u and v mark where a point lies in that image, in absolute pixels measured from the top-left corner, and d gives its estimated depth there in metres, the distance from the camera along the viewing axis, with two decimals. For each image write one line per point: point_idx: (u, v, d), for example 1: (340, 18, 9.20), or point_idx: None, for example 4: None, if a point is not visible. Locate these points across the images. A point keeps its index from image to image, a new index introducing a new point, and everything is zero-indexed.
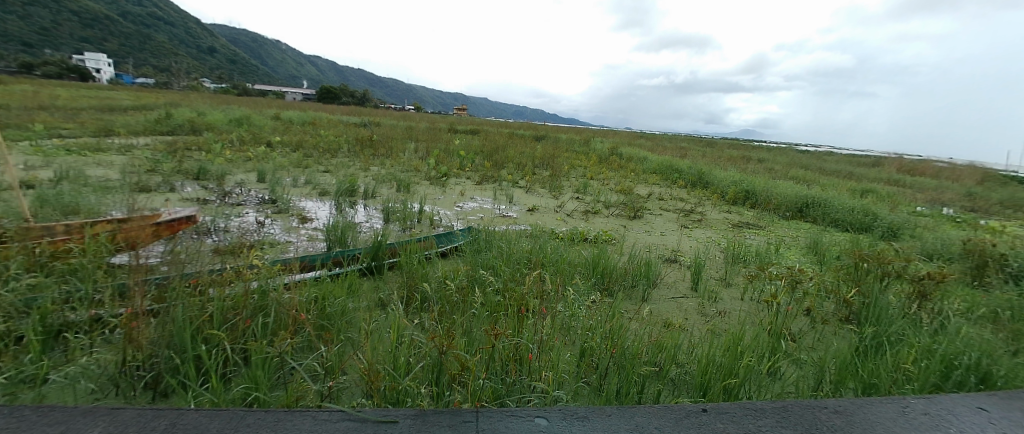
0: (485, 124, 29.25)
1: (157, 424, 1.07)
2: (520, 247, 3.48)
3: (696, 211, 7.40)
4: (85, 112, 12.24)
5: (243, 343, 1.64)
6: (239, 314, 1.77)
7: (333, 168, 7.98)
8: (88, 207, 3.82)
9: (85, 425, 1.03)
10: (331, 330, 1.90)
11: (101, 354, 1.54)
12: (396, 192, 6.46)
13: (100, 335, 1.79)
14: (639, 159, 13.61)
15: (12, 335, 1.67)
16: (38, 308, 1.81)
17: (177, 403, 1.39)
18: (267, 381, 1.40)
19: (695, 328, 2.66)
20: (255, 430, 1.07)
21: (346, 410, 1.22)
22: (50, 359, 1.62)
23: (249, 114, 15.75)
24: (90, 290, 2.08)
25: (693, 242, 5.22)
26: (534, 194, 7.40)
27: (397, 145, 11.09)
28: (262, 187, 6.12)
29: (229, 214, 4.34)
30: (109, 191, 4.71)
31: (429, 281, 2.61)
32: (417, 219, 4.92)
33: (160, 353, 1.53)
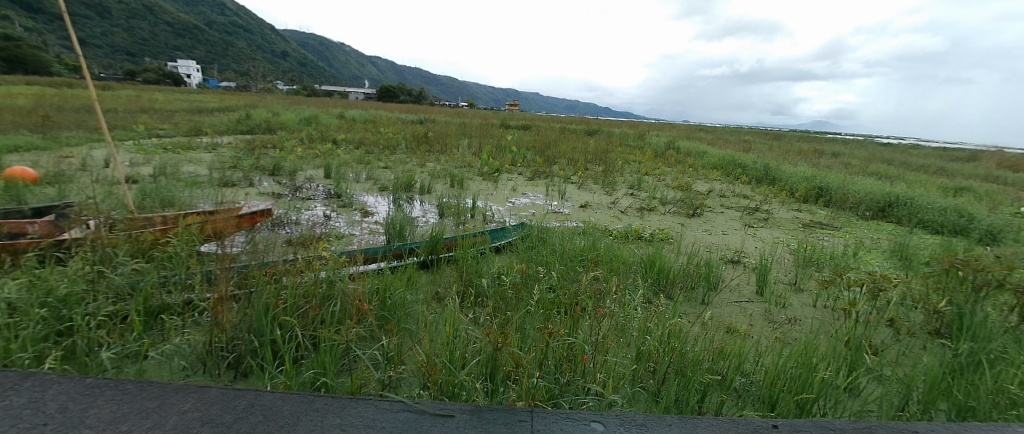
0: (534, 120, 29.17)
1: (238, 403, 1.14)
2: (573, 244, 3.39)
3: (762, 209, 6.82)
4: (179, 114, 13.81)
5: (313, 331, 1.73)
6: (308, 302, 1.87)
7: (392, 164, 8.36)
8: (181, 201, 4.29)
9: (177, 401, 1.13)
10: (390, 321, 1.95)
11: (190, 335, 1.69)
12: (450, 187, 6.62)
13: (190, 318, 1.98)
14: (699, 153, 12.86)
15: (118, 314, 1.88)
16: (141, 291, 2.03)
17: (257, 383, 1.50)
18: (334, 364, 1.47)
19: (762, 336, 2.43)
20: (323, 415, 1.12)
21: (405, 400, 1.23)
22: (149, 336, 1.81)
23: (317, 113, 16.96)
24: (184, 276, 2.31)
25: (760, 243, 4.80)
26: (587, 191, 7.22)
27: (451, 141, 11.36)
28: (329, 182, 6.54)
29: (300, 208, 4.69)
30: (199, 186, 5.26)
31: (483, 277, 2.62)
32: (470, 214, 4.99)
33: (241, 336, 1.66)
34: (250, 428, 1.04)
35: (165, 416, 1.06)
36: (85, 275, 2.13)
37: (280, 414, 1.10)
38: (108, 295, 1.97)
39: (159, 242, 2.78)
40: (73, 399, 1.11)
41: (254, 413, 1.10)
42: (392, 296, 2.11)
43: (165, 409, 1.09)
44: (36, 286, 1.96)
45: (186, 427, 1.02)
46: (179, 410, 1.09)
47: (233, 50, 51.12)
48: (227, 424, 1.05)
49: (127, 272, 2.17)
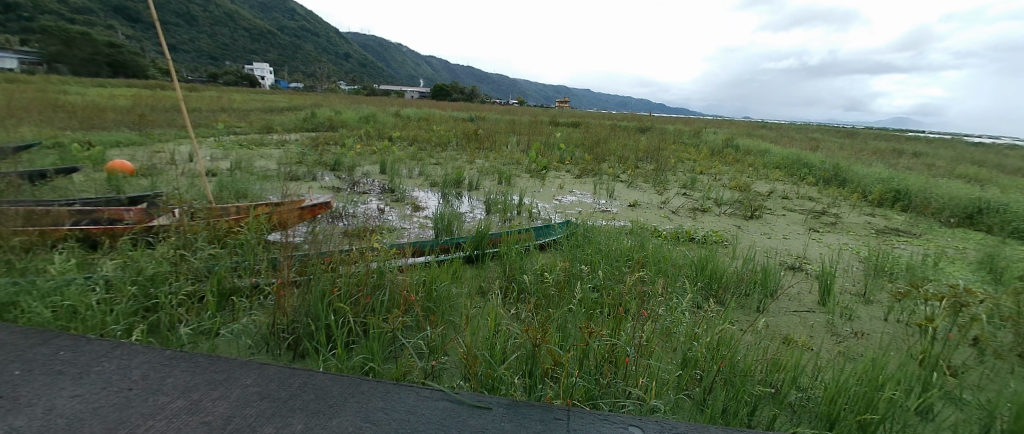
0: (580, 117, 28.77)
1: (293, 381, 1.22)
2: (619, 244, 3.31)
3: (829, 212, 6.30)
4: (252, 112, 15.07)
5: (363, 318, 1.81)
6: (360, 290, 1.96)
7: (443, 161, 8.58)
8: (253, 193, 4.67)
9: (241, 375, 1.23)
10: (435, 312, 2.01)
11: (255, 316, 1.83)
12: (498, 184, 6.69)
13: (256, 300, 2.14)
14: (759, 152, 12.10)
15: (195, 294, 2.07)
16: (216, 274, 2.21)
17: (312, 364, 1.60)
18: (381, 351, 1.53)
19: (822, 349, 2.25)
20: (368, 398, 1.18)
21: (445, 390, 1.27)
22: (222, 315, 1.98)
23: (370, 112, 17.77)
24: (252, 262, 2.50)
25: (825, 249, 4.45)
26: (637, 190, 7.01)
27: (500, 139, 11.43)
28: (383, 177, 6.83)
29: (356, 201, 4.95)
30: (268, 179, 5.71)
31: (527, 273, 2.63)
32: (517, 211, 5.03)
33: (300, 320, 1.77)
34: (302, 406, 1.11)
35: (229, 389, 1.15)
36: (170, 257, 2.36)
37: (330, 394, 1.17)
38: (188, 275, 2.17)
39: (231, 229, 3.03)
40: (155, 368, 1.24)
41: (307, 392, 1.17)
42: (438, 288, 2.16)
43: (231, 381, 1.19)
44: (130, 265, 2.20)
45: (248, 400, 1.11)
46: (243, 383, 1.18)
47: (294, 53, 54.67)
48: (282, 399, 1.12)
49: (205, 255, 2.37)
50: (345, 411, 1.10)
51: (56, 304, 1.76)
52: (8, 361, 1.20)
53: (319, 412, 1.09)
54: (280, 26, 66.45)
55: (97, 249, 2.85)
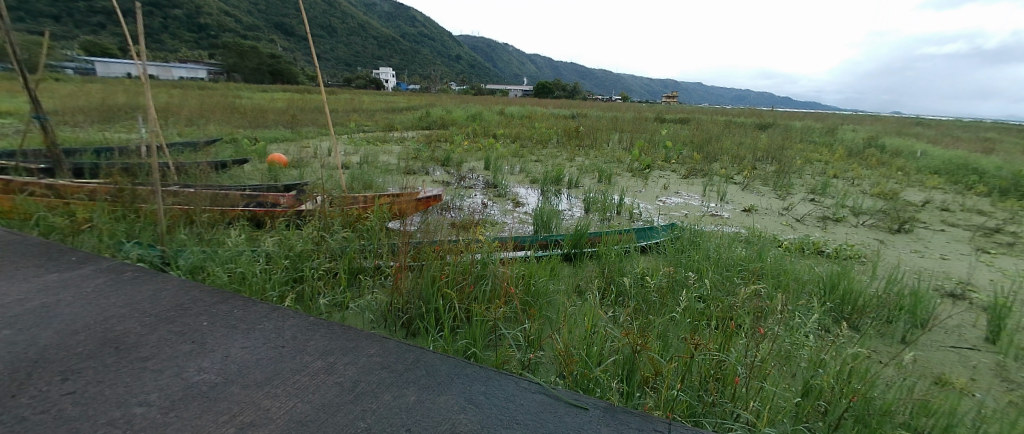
0: (679, 112, 26.82)
1: (408, 356, 1.33)
2: (732, 252, 3.04)
3: (1010, 231, 5.04)
4: (377, 112, 16.71)
5: (467, 305, 1.91)
6: (465, 278, 2.07)
7: (543, 158, 8.62)
8: (377, 183, 5.23)
9: (366, 344, 1.37)
10: (533, 307, 2.02)
11: (377, 294, 2.03)
12: (598, 182, 6.54)
13: (378, 280, 2.33)
14: (914, 155, 10.05)
15: (331, 271, 2.32)
16: (347, 254, 2.44)
17: (422, 342, 1.74)
18: (481, 338, 1.60)
19: (989, 397, 1.83)
20: (472, 381, 1.24)
21: (542, 384, 1.27)
22: (351, 290, 2.20)
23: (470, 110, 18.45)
24: (376, 245, 2.68)
25: (1001, 275, 3.58)
26: (754, 193, 6.31)
27: (601, 136, 11.01)
28: (487, 173, 7.09)
29: (463, 195, 5.25)
30: (390, 172, 6.36)
31: (626, 276, 2.55)
32: (617, 211, 4.87)
33: (413, 302, 1.90)
34: (415, 379, 1.20)
35: (357, 356, 1.30)
36: (313, 237, 2.66)
37: (438, 373, 1.25)
38: (326, 254, 2.43)
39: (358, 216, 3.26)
40: (300, 331, 1.43)
41: (419, 367, 1.26)
42: (535, 282, 2.19)
43: (358, 350, 1.33)
44: (285, 243, 2.52)
45: (371, 368, 1.23)
46: (367, 352, 1.32)
47: (396, 56, 59.67)
48: (399, 371, 1.23)
49: (338, 239, 2.60)
50: (451, 390, 1.17)
51: (230, 270, 2.09)
52: (198, 312, 1.49)
53: (429, 388, 1.17)
54: (393, 31, 74.13)
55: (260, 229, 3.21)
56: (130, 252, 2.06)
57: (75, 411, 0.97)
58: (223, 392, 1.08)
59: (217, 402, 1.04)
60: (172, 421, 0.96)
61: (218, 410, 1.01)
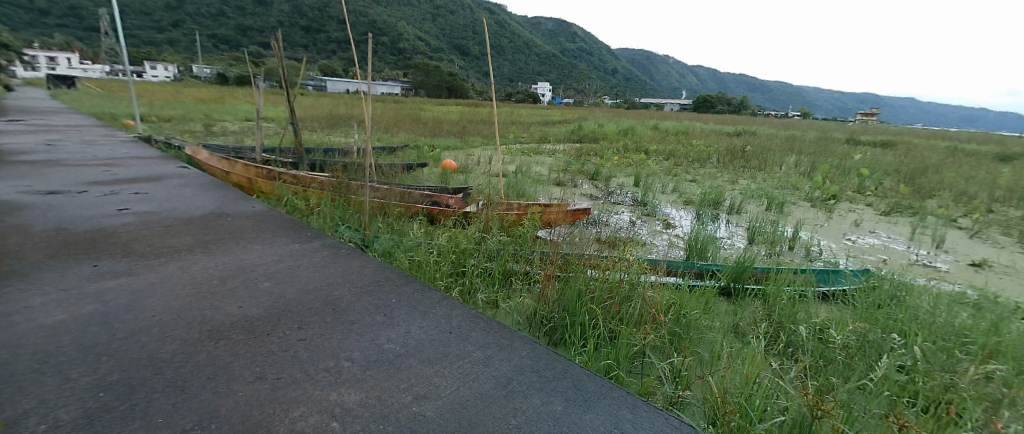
0: (890, 133, 20.21)
1: (556, 364, 1.29)
2: (959, 319, 2.14)
3: None
4: (531, 125, 15.89)
5: (613, 327, 1.47)
6: (610, 297, 1.60)
7: (701, 178, 6.89)
8: (529, 192, 4.45)
9: (521, 341, 1.36)
10: (682, 337, 1.59)
11: (523, 298, 1.65)
12: (765, 209, 5.02)
13: (526, 286, 1.80)
14: None
15: (485, 271, 1.88)
16: (502, 255, 1.97)
17: (562, 354, 1.41)
18: (626, 363, 1.34)
19: None
20: (620, 404, 1.15)
21: (695, 427, 1.11)
22: (503, 291, 1.79)
23: (628, 124, 16.66)
24: (534, 252, 2.07)
25: None
26: (990, 244, 4.34)
27: (774, 157, 8.85)
28: (637, 191, 5.66)
29: (610, 210, 4.28)
30: (542, 182, 5.51)
31: (801, 324, 2.00)
32: (787, 245, 3.67)
33: (556, 313, 1.51)
34: (562, 391, 1.16)
35: (510, 355, 1.29)
36: (472, 237, 2.22)
37: (586, 388, 1.19)
38: (483, 253, 2.01)
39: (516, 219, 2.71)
40: (468, 322, 1.37)
41: (567, 380, 1.21)
42: (689, 314, 1.75)
43: (513, 348, 1.33)
44: (452, 239, 2.18)
45: (521, 370, 1.23)
46: (520, 354, 1.30)
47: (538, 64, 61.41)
48: (548, 378, 1.21)
49: (497, 240, 2.14)
50: (597, 408, 1.11)
51: (411, 257, 1.90)
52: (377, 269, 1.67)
53: (575, 402, 1.12)
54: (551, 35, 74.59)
55: (436, 226, 2.79)
56: (343, 233, 2.12)
57: (306, 354, 1.16)
58: (403, 363, 1.18)
59: (400, 371, 1.15)
60: (367, 379, 1.09)
61: (400, 378, 1.12)
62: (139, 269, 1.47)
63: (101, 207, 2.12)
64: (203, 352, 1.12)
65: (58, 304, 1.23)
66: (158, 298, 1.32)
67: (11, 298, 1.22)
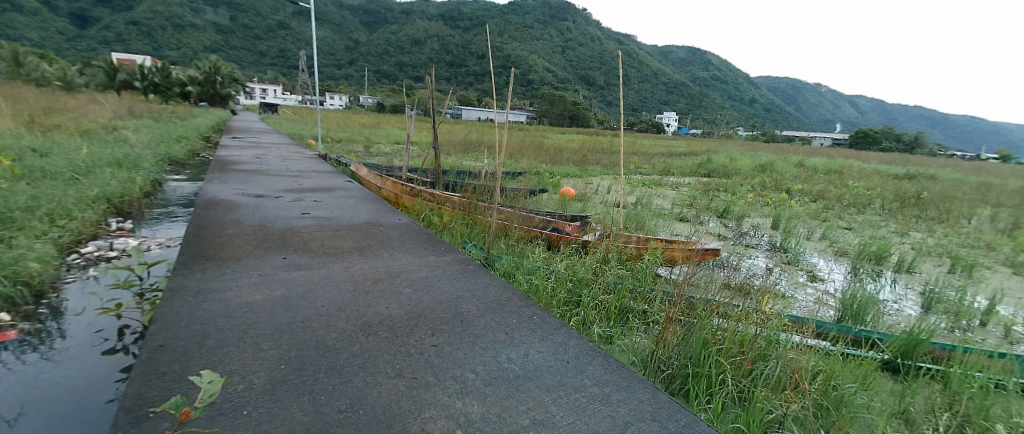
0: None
1: (680, 417, 1.08)
2: None
3: None
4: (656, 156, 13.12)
5: (744, 389, 1.35)
6: (742, 353, 1.43)
7: (857, 224, 5.27)
8: (649, 226, 3.53)
9: (640, 384, 1.20)
10: (832, 419, 1.38)
11: (641, 338, 1.60)
12: (948, 272, 3.73)
13: (643, 327, 1.74)
14: None
15: (601, 305, 1.86)
16: (620, 289, 1.92)
17: (684, 406, 1.30)
18: (759, 430, 1.19)
19: None
20: None
21: None
22: (619, 327, 1.76)
23: (764, 156, 13.81)
24: (648, 289, 1.98)
25: None
26: None
27: (961, 208, 6.79)
28: (775, 234, 4.48)
29: (742, 254, 3.44)
30: (663, 217, 4.40)
31: (994, 419, 1.59)
32: (987, 323, 2.70)
33: (678, 360, 1.40)
34: None
35: (626, 398, 1.13)
36: (591, 266, 2.18)
37: None
38: (601, 286, 1.98)
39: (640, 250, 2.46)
40: (589, 353, 1.31)
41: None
42: (842, 388, 1.49)
43: (632, 390, 1.18)
44: (574, 266, 2.16)
45: (641, 416, 1.06)
46: (639, 397, 1.14)
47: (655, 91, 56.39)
48: (673, 430, 1.01)
49: (615, 273, 2.08)
50: None
51: (530, 280, 1.99)
52: (491, 283, 1.71)
53: None
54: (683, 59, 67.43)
55: (554, 252, 2.69)
56: (470, 250, 2.32)
57: (438, 361, 1.21)
58: (522, 385, 1.13)
59: (519, 393, 1.10)
60: (489, 395, 1.08)
61: (518, 399, 1.08)
62: (314, 265, 1.74)
63: (291, 211, 2.58)
64: (356, 345, 1.25)
65: (257, 286, 1.52)
66: (325, 290, 1.55)
67: (230, 276, 1.56)
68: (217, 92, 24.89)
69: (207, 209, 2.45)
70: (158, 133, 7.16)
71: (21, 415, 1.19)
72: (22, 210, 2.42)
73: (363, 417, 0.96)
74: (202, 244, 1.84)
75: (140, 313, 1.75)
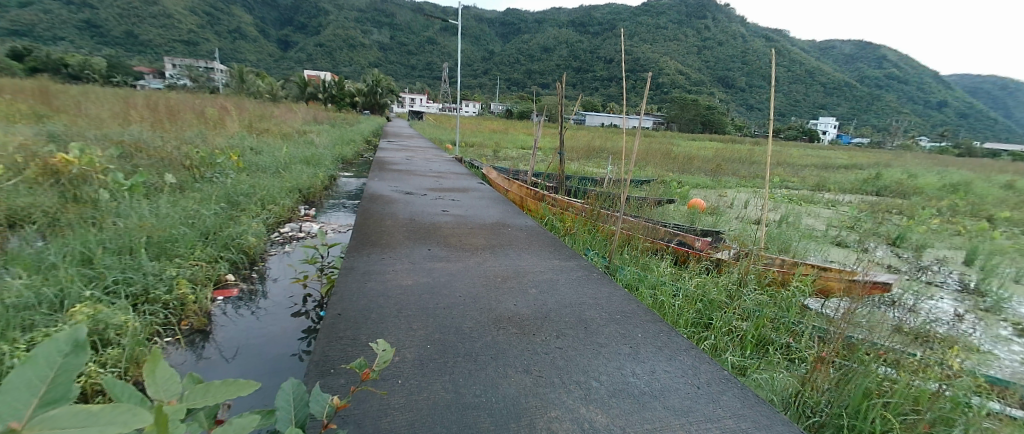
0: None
1: None
2: None
3: None
4: (805, 168, 10.56)
5: None
6: (919, 414, 1.21)
7: None
8: (796, 249, 2.95)
9: (782, 426, 1.06)
10: None
11: (782, 374, 1.45)
12: None
13: (785, 364, 1.57)
14: None
15: (735, 332, 1.74)
16: (758, 317, 1.77)
17: None
18: None
19: None
20: None
21: None
22: (755, 358, 1.62)
23: (966, 174, 10.31)
24: (794, 321, 1.78)
25: None
26: None
27: None
28: (969, 270, 3.28)
29: (921, 293, 2.62)
30: (816, 239, 3.50)
31: None
32: None
33: (828, 409, 1.24)
34: None
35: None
36: (727, 287, 2.04)
37: None
38: (736, 311, 1.85)
39: (787, 275, 2.16)
40: (723, 382, 1.21)
41: None
42: None
43: (773, 431, 1.05)
44: (707, 285, 2.04)
45: None
46: None
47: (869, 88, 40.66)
48: None
49: (754, 298, 1.92)
50: None
51: (655, 295, 1.94)
52: (614, 294, 1.71)
53: None
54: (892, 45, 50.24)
55: (683, 266, 2.47)
56: (592, 257, 2.37)
57: (562, 363, 1.24)
58: (647, 403, 1.09)
59: (644, 410, 1.07)
60: (612, 407, 1.07)
61: (643, 417, 1.04)
62: (453, 258, 1.94)
63: (434, 207, 2.91)
64: (489, 336, 1.36)
65: (408, 272, 1.75)
66: (463, 282, 1.72)
67: (389, 261, 1.84)
68: (379, 102, 25.66)
69: (370, 202, 2.93)
70: (333, 136, 8.69)
71: (235, 356, 1.58)
72: (244, 195, 3.17)
73: (495, 405, 1.04)
74: (368, 232, 2.21)
75: (318, 285, 2.16)
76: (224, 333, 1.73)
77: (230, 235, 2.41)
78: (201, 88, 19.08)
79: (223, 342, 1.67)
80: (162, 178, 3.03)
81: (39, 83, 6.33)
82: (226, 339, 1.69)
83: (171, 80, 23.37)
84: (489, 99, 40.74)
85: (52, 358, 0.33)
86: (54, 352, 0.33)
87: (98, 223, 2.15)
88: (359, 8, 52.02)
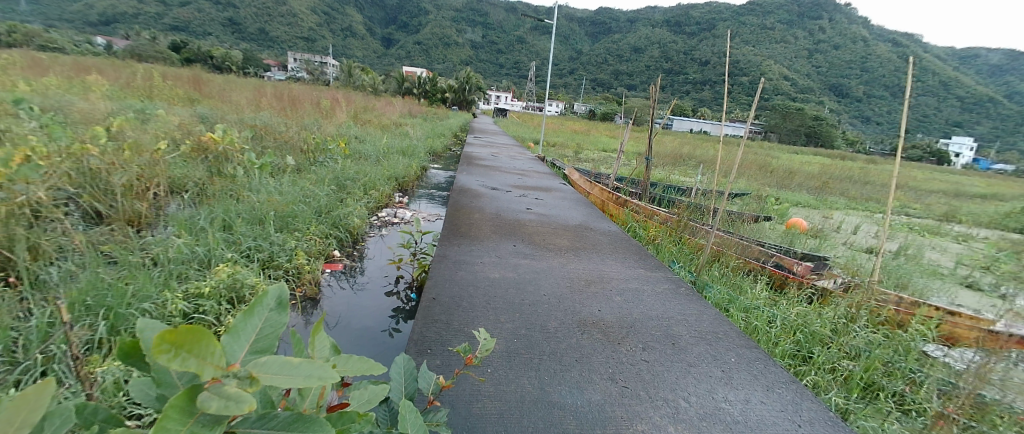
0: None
1: None
2: None
3: None
4: (935, 195, 9.08)
5: None
6: None
7: None
8: (916, 286, 2.66)
9: None
10: None
11: (897, 424, 1.40)
12: None
13: (898, 413, 1.48)
14: None
15: (839, 370, 1.66)
16: (867, 359, 1.68)
17: None
18: None
19: None
20: None
21: None
22: (860, 402, 1.54)
23: None
24: (910, 368, 1.65)
25: None
26: None
27: None
28: None
29: None
30: (947, 279, 3.09)
31: None
32: None
33: None
34: None
35: None
36: (834, 321, 1.93)
37: None
38: (842, 348, 1.77)
39: (907, 316, 1.98)
40: (828, 422, 1.17)
41: None
42: None
43: None
44: (806, 316, 1.96)
45: None
46: None
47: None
48: None
49: (866, 336, 1.81)
50: None
51: (748, 319, 1.90)
52: (705, 311, 1.69)
53: None
54: None
55: (779, 291, 2.39)
56: (679, 271, 2.36)
57: (649, 377, 1.26)
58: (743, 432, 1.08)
59: None
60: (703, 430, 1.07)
61: None
62: (537, 256, 2.03)
63: (517, 204, 3.02)
64: (573, 338, 1.41)
65: (495, 265, 1.87)
66: (547, 281, 1.79)
67: (478, 253, 1.98)
68: (466, 98, 26.36)
69: (459, 194, 3.13)
70: (426, 129, 9.25)
71: (336, 325, 1.79)
72: (350, 180, 3.52)
73: (579, 409, 1.09)
74: (459, 223, 2.38)
75: (410, 269, 2.36)
76: (330, 303, 1.96)
77: (338, 216, 2.72)
78: (318, 80, 21.47)
79: (328, 311, 1.90)
80: (285, 160, 3.48)
81: (199, 73, 7.57)
82: (331, 309, 1.92)
83: (292, 72, 26.47)
84: (571, 100, 40.49)
85: (261, 314, 0.35)
86: (263, 308, 0.35)
87: (237, 195, 2.59)
88: (455, 6, 52.22)
